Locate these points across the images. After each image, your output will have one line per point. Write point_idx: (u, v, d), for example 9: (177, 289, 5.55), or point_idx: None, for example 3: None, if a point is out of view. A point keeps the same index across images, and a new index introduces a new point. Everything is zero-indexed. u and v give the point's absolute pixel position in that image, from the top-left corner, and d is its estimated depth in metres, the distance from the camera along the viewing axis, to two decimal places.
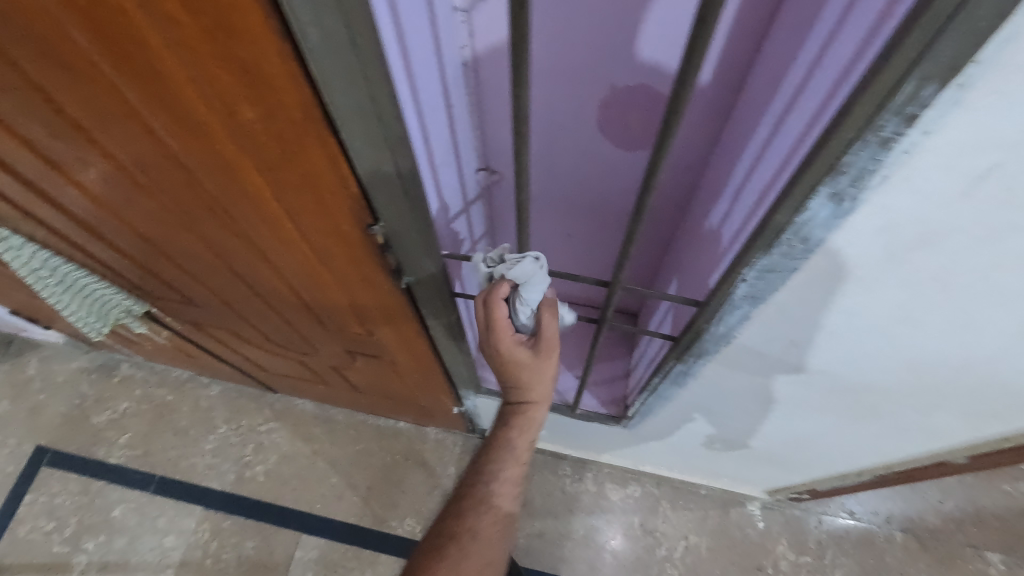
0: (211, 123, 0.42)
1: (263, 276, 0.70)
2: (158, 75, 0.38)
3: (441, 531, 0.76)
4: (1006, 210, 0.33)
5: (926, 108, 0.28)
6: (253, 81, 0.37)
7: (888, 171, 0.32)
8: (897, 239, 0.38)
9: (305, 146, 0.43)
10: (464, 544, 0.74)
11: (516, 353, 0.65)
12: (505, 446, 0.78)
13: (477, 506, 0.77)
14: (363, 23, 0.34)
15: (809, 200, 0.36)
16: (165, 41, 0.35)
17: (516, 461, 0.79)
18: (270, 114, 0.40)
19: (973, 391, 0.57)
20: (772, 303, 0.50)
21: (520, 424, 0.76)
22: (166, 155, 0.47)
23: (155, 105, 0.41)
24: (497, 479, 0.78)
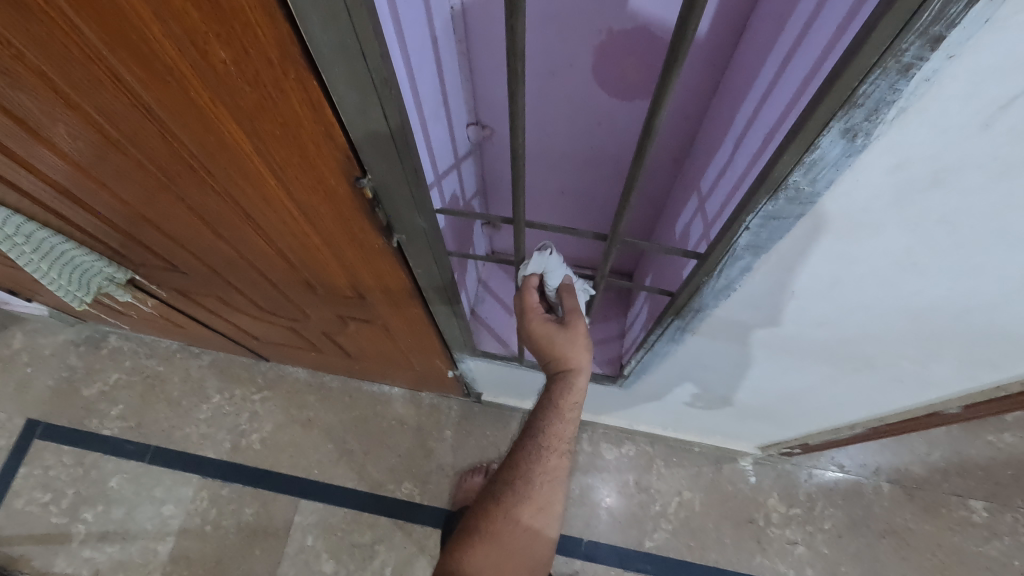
0: (181, 67, 0.39)
1: (247, 238, 0.67)
2: (121, 14, 0.35)
3: (497, 486, 0.78)
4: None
5: (953, 27, 0.26)
6: (221, 16, 0.34)
7: (906, 102, 0.31)
8: (911, 179, 0.36)
9: (284, 90, 0.40)
10: (522, 495, 0.76)
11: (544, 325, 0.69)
12: (549, 407, 0.76)
13: (530, 466, 0.76)
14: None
15: (820, 138, 0.34)
16: None
17: (564, 420, 0.75)
18: (245, 54, 0.37)
19: (973, 339, 0.57)
20: (774, 254, 0.48)
21: (565, 383, 0.73)
22: (139, 108, 0.45)
23: (120, 47, 0.38)
24: (548, 437, 0.76)
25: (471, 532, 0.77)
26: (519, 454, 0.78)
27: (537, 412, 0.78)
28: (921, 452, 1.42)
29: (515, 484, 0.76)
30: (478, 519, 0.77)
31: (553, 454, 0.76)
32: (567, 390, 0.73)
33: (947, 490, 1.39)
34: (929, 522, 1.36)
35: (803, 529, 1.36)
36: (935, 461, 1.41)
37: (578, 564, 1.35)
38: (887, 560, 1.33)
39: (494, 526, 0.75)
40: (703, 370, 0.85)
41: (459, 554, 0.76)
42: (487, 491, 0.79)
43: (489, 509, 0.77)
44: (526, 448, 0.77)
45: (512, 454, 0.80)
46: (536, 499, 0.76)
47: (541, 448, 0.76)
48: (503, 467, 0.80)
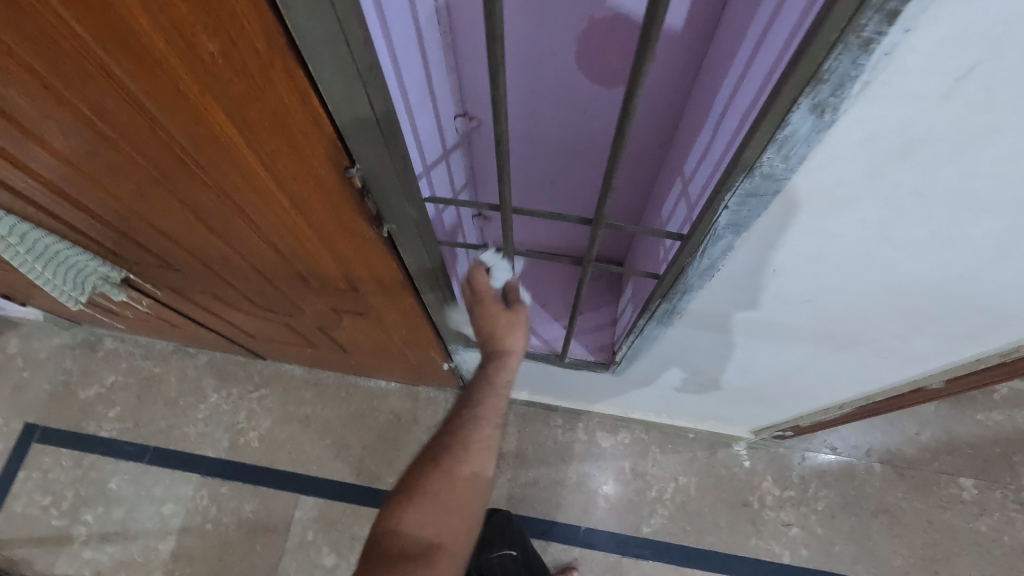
0: (169, 58, 0.40)
1: (240, 232, 0.68)
2: (108, 6, 0.35)
3: (432, 450, 0.77)
4: (985, 112, 0.33)
5: (906, 2, 0.27)
6: (208, 6, 0.35)
7: (869, 76, 0.32)
8: (881, 151, 0.37)
9: (272, 80, 0.41)
10: (456, 462, 0.75)
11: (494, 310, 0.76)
12: (482, 381, 0.80)
13: (463, 435, 0.77)
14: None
15: (790, 114, 0.36)
16: None
17: (495, 394, 0.80)
18: (231, 45, 0.38)
19: (951, 312, 0.58)
20: (755, 231, 0.50)
21: (498, 365, 0.80)
22: (132, 103, 0.45)
23: (109, 41, 0.39)
24: (482, 411, 0.79)
25: (404, 494, 0.73)
26: (453, 425, 0.79)
27: (468, 389, 0.82)
28: (911, 432, 1.44)
29: (449, 450, 0.76)
30: (413, 481, 0.74)
31: (485, 423, 0.78)
32: (497, 372, 0.80)
33: (937, 468, 1.42)
34: (920, 500, 1.39)
35: (796, 511, 1.39)
36: (925, 441, 1.44)
37: (577, 551, 1.37)
38: (879, 539, 1.36)
39: (433, 485, 0.73)
40: (693, 353, 0.86)
41: (393, 516, 0.71)
42: (422, 457, 0.77)
43: (424, 473, 0.74)
44: (456, 419, 0.79)
45: (443, 424, 0.80)
46: (470, 466, 0.75)
47: (473, 419, 0.78)
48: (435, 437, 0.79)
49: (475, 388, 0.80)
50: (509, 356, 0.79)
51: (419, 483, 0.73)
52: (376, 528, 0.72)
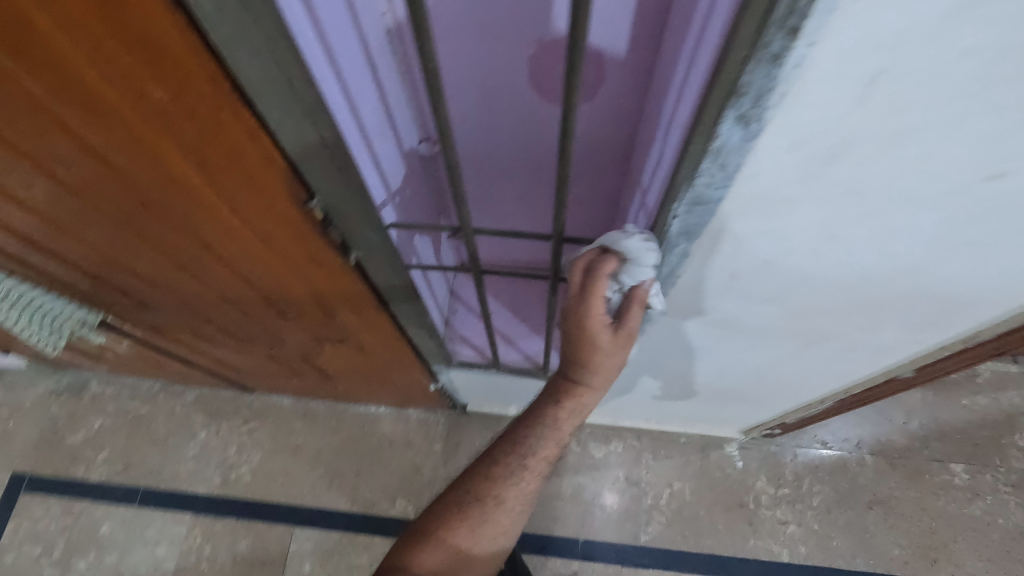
0: (121, 108, 0.41)
1: (213, 270, 0.69)
2: (56, 62, 0.37)
3: (477, 480, 0.79)
4: (897, 113, 0.35)
5: (805, 19, 0.29)
6: (151, 57, 0.36)
7: (785, 88, 0.34)
8: (809, 155, 0.39)
9: (222, 123, 0.42)
10: (502, 497, 0.79)
11: (597, 333, 0.61)
12: (549, 414, 0.75)
13: (508, 474, 0.78)
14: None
15: (719, 126, 0.37)
16: (55, 22, 0.33)
17: (556, 430, 0.76)
18: (179, 93, 0.39)
19: (910, 302, 0.59)
20: (707, 237, 0.51)
21: (569, 402, 0.73)
22: (93, 152, 0.46)
23: (62, 94, 0.40)
24: (538, 446, 0.77)
25: (441, 518, 0.79)
26: (499, 462, 0.79)
27: (531, 414, 0.78)
28: (900, 422, 1.46)
29: (497, 483, 0.79)
30: (454, 508, 0.79)
31: (536, 461, 0.79)
32: (562, 405, 0.74)
33: (928, 456, 1.43)
34: (914, 489, 1.39)
35: (792, 508, 1.39)
36: (914, 429, 1.45)
37: (576, 564, 1.36)
38: (876, 529, 1.36)
39: (474, 517, 0.78)
40: (671, 358, 0.87)
41: (423, 544, 0.78)
42: (466, 485, 0.80)
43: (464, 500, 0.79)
44: (507, 448, 0.79)
45: (495, 448, 0.81)
46: (514, 500, 0.80)
47: (525, 456, 0.78)
48: (487, 455, 0.82)
49: (537, 422, 0.76)
50: (585, 392, 0.72)
51: (457, 512, 0.78)
52: (404, 543, 0.81)
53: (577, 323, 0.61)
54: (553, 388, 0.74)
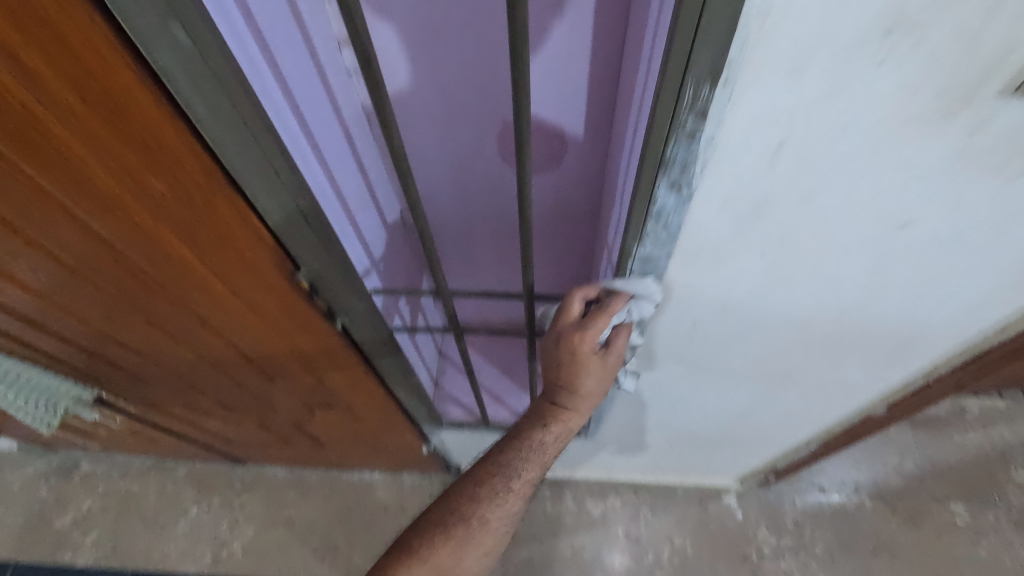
0: (121, 197, 0.45)
1: (206, 340, 0.72)
2: (67, 164, 0.41)
3: (449, 515, 0.72)
4: (804, 177, 0.40)
5: (709, 104, 0.34)
6: (153, 156, 0.41)
7: (705, 159, 0.39)
8: (738, 214, 0.44)
9: (215, 208, 0.47)
10: (471, 538, 0.71)
11: (584, 362, 0.61)
12: (532, 438, 0.69)
13: (480, 515, 0.72)
14: (232, 80, 0.40)
15: (655, 192, 0.42)
16: (70, 132, 0.38)
17: (537, 461, 0.70)
18: (178, 184, 0.44)
19: (864, 341, 0.63)
20: (664, 289, 0.55)
21: (553, 427, 0.67)
22: (93, 236, 0.50)
23: (72, 191, 0.44)
24: (515, 479, 0.71)
25: (404, 560, 0.70)
26: (470, 501, 0.72)
27: (509, 441, 0.70)
28: (895, 463, 1.46)
29: (467, 523, 0.71)
30: (421, 547, 0.71)
31: (515, 495, 0.72)
32: (542, 430, 0.68)
33: (927, 497, 1.42)
34: (916, 532, 1.38)
35: (795, 558, 1.36)
36: (910, 469, 1.45)
37: None
38: None
39: (442, 556, 0.70)
40: (663, 387, 0.81)
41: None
42: (435, 522, 0.72)
43: (433, 538, 0.71)
44: (483, 479, 0.72)
45: (469, 478, 0.73)
46: (483, 543, 0.72)
47: (502, 487, 0.71)
48: (458, 486, 0.75)
49: (517, 450, 0.70)
50: (571, 414, 0.67)
51: (424, 552, 0.70)
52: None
53: (571, 352, 0.60)
54: (532, 412, 0.69)
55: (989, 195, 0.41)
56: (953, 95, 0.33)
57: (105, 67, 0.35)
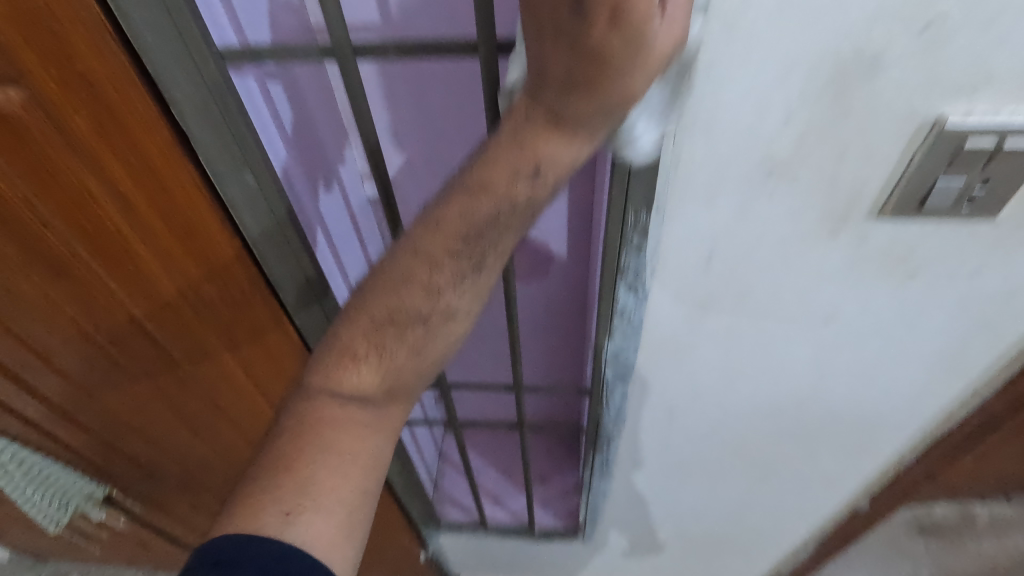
0: (166, 286, 0.52)
1: (222, 431, 0.77)
2: (142, 275, 0.50)
3: (374, 338, 0.37)
4: (734, 280, 0.49)
5: (647, 227, 0.44)
6: (212, 268, 0.52)
7: (652, 268, 0.48)
8: (686, 310, 0.52)
9: (251, 305, 0.57)
10: (427, 343, 0.38)
11: (625, 42, 0.26)
12: (513, 185, 0.32)
13: (437, 314, 0.37)
14: (268, 182, 0.50)
15: (616, 294, 0.51)
16: (154, 251, 0.49)
17: (521, 196, 0.32)
18: (225, 289, 0.54)
19: (828, 430, 0.68)
20: (637, 380, 0.62)
21: (554, 140, 0.30)
22: (131, 331, 0.56)
23: (139, 297, 0.52)
24: (488, 250, 0.35)
25: (320, 421, 0.38)
26: (408, 291, 0.36)
27: (470, 190, 0.33)
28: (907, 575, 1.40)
29: (414, 324, 0.37)
30: (338, 401, 0.38)
31: (489, 276, 0.36)
32: (527, 182, 0.31)
33: None
34: None
35: None
36: None
37: None
38: None
39: (376, 398, 0.38)
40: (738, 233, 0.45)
41: (291, 498, 0.36)
42: (352, 355, 0.38)
43: (354, 379, 0.38)
44: (422, 260, 0.35)
45: (396, 267, 0.36)
46: (451, 351, 0.39)
47: (464, 277, 0.36)
48: (373, 274, 0.38)
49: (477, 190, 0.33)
50: (595, 121, 0.29)
51: (346, 405, 0.38)
52: (236, 509, 0.36)
53: (632, 40, 0.26)
54: (502, 133, 0.31)
55: (893, 296, 0.49)
56: (833, 217, 0.43)
57: (182, 187, 0.45)
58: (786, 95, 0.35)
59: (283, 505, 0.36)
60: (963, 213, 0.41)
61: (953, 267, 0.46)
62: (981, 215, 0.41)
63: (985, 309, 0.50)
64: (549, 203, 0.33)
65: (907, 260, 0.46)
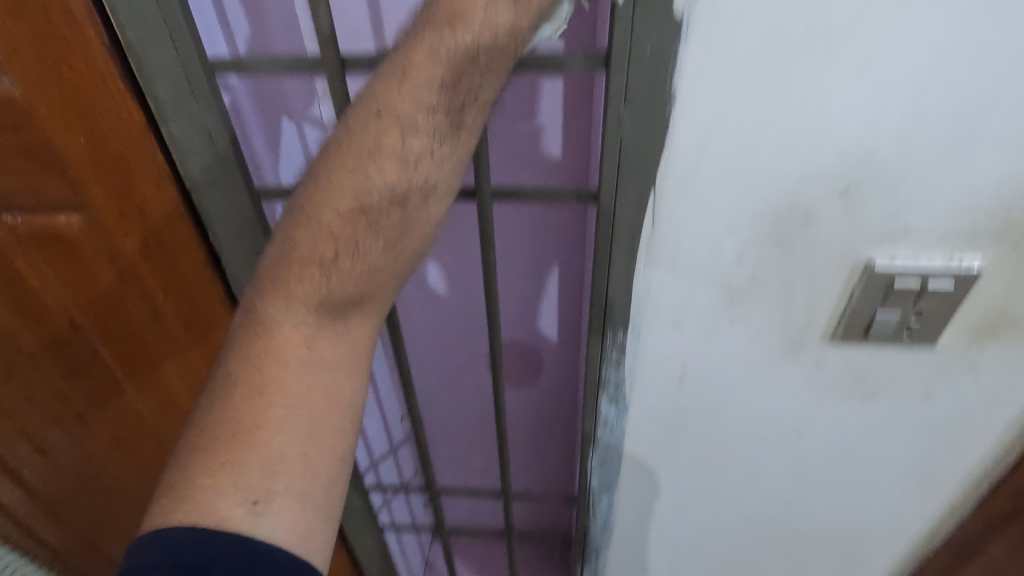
0: (173, 378, 0.56)
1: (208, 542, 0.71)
2: (122, 326, 0.50)
3: (343, 232, 0.36)
4: (707, 396, 0.52)
5: (626, 345, 0.49)
6: (179, 290, 0.50)
7: (631, 382, 0.52)
8: (665, 423, 0.55)
9: (212, 326, 0.54)
10: (403, 223, 0.36)
11: None
12: (487, 16, 0.31)
13: (411, 182, 0.35)
14: (236, 174, 0.46)
15: (599, 406, 0.55)
16: (129, 290, 0.48)
17: (497, 30, 0.32)
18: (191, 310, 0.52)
19: (813, 550, 0.68)
20: (622, 490, 0.64)
21: None
22: (110, 396, 0.55)
23: (120, 353, 0.52)
24: (464, 103, 0.34)
25: (273, 363, 0.36)
26: (378, 158, 0.34)
27: (439, 32, 0.32)
28: None
29: (388, 194, 0.35)
30: (301, 310, 0.36)
31: (466, 138, 0.36)
32: (503, 12, 0.31)
33: None
34: None
35: None
36: None
37: None
38: None
39: (348, 297, 0.37)
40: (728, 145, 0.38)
41: (257, 488, 0.34)
42: (319, 256, 0.36)
43: (327, 283, 0.36)
44: (390, 124, 0.34)
45: (361, 139, 0.34)
46: (426, 231, 0.37)
47: (440, 137, 0.34)
48: (334, 148, 0.36)
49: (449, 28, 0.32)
50: None
51: (307, 321, 0.36)
52: (187, 500, 0.33)
53: None
54: None
55: (855, 413, 0.52)
56: (790, 340, 0.47)
57: (156, 206, 0.45)
58: (736, 239, 0.42)
59: (250, 493, 0.34)
60: (904, 340, 0.45)
61: (905, 390, 0.50)
62: (922, 343, 0.46)
63: (943, 427, 0.53)
64: (525, 41, 0.33)
65: (863, 383, 0.50)
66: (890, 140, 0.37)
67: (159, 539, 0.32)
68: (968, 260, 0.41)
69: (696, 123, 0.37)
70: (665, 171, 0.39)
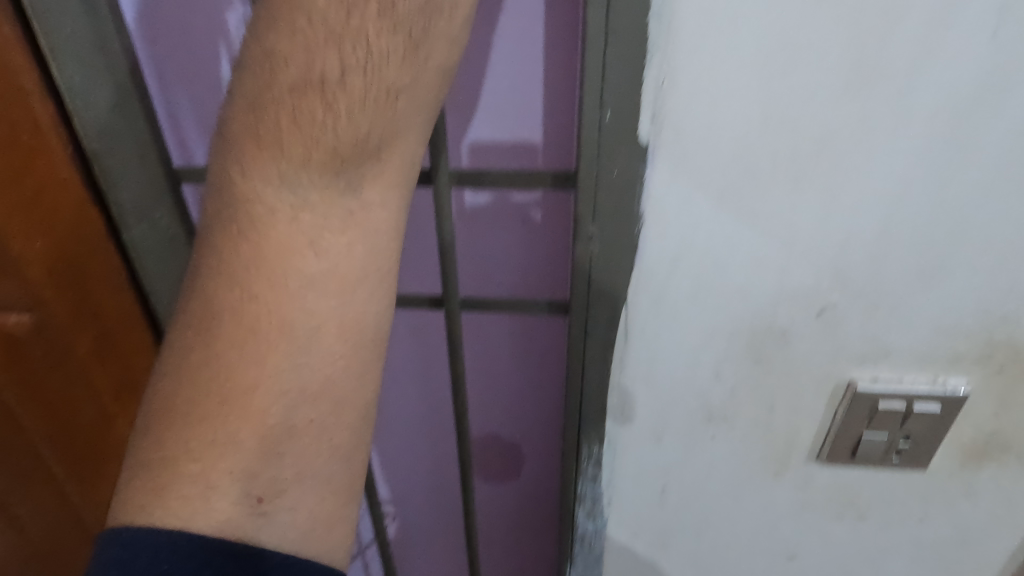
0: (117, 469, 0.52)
1: None
2: (64, 416, 0.47)
3: (344, 34, 0.26)
4: (689, 511, 0.49)
5: (602, 459, 0.46)
6: (105, 350, 0.47)
7: (609, 498, 0.49)
8: (647, 538, 0.51)
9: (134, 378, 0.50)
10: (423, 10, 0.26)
11: None
12: None
13: None
14: (163, 188, 0.42)
15: (575, 522, 0.51)
16: (67, 371, 0.46)
17: None
18: (119, 369, 0.48)
19: None
20: None
21: None
22: (47, 499, 0.51)
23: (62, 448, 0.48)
24: None
25: (271, 279, 0.30)
26: None
27: None
28: None
29: None
30: (298, 169, 0.29)
31: None
32: None
33: None
34: None
35: None
36: None
37: None
38: None
39: (360, 144, 0.28)
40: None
41: (260, 482, 0.31)
42: (316, 77, 0.26)
43: (333, 119, 0.27)
44: None
45: None
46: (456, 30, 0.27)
47: None
48: None
49: None
50: None
51: (307, 193, 0.29)
52: (172, 500, 0.29)
53: None
54: None
55: (849, 533, 0.49)
56: (774, 457, 0.45)
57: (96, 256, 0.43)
58: (712, 355, 0.40)
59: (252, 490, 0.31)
60: (894, 462, 0.43)
61: (900, 511, 0.47)
62: (913, 465, 0.43)
63: (945, 551, 0.49)
64: None
65: (855, 502, 0.47)
66: (863, 260, 0.36)
67: (129, 551, 0.28)
68: (953, 382, 0.39)
69: (666, 238, 0.36)
70: (635, 288, 0.38)
